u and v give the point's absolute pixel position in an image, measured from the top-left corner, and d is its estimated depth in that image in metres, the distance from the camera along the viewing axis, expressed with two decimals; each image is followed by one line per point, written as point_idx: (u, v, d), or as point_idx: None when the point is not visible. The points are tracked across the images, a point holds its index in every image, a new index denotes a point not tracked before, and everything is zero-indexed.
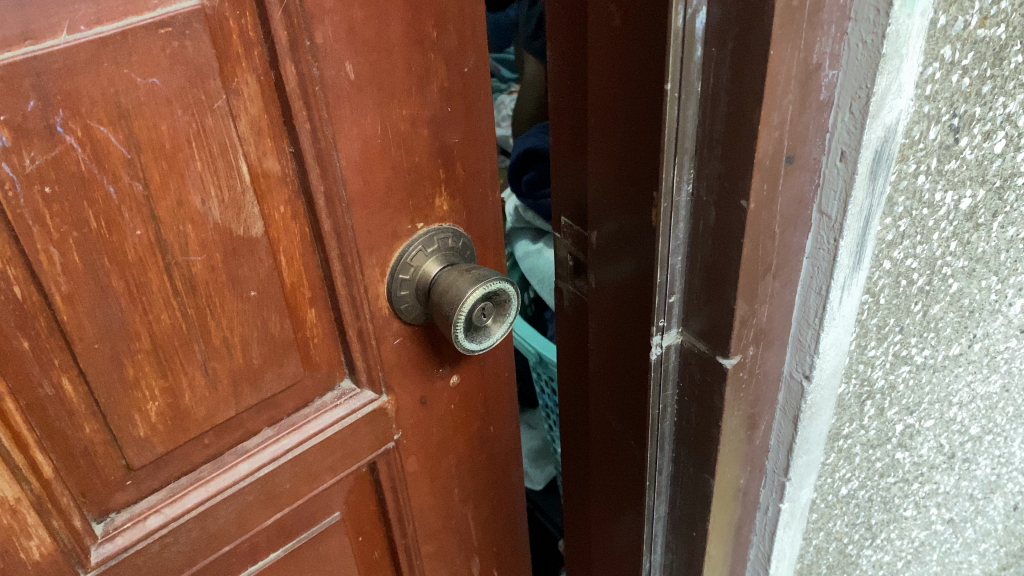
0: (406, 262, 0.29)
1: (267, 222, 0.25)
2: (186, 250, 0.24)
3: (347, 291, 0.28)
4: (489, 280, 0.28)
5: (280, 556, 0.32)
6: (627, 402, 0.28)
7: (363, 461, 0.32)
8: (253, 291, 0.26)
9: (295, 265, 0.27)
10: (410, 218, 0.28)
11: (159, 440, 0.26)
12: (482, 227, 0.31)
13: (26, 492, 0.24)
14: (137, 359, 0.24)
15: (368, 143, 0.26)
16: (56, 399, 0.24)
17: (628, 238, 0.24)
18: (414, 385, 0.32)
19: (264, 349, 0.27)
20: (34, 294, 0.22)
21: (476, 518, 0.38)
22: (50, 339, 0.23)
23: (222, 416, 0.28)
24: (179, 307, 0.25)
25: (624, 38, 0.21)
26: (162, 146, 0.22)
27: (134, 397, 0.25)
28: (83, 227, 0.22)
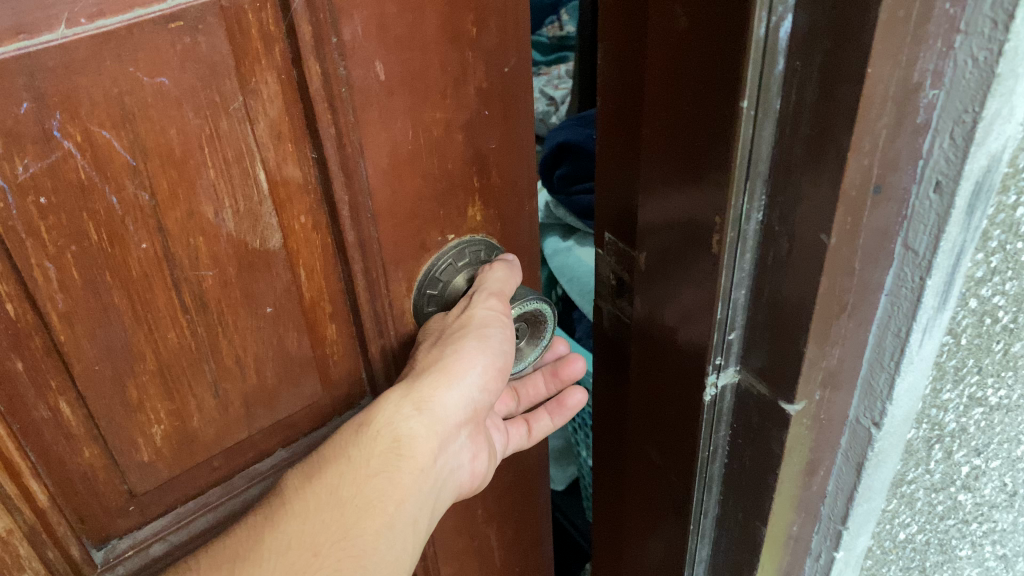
0: (435, 276, 0.27)
1: (286, 234, 0.23)
2: (196, 265, 0.22)
3: (371, 307, 0.26)
4: (524, 301, 0.27)
5: None
6: (672, 440, 0.26)
7: None
8: (269, 308, 0.24)
9: (315, 279, 0.25)
10: (441, 228, 0.26)
11: (164, 464, 0.24)
12: (517, 238, 0.29)
13: (18, 523, 0.22)
14: (141, 381, 0.23)
15: (397, 149, 0.24)
16: (53, 422, 0.22)
17: (682, 260, 0.22)
18: None
19: (280, 368, 0.25)
20: (28, 312, 0.20)
21: (499, 539, 0.36)
22: (46, 360, 0.21)
23: (234, 439, 0.26)
24: (189, 327, 0.23)
25: (691, 41, 0.19)
26: (171, 153, 0.20)
27: (138, 420, 0.23)
28: (83, 240, 0.20)
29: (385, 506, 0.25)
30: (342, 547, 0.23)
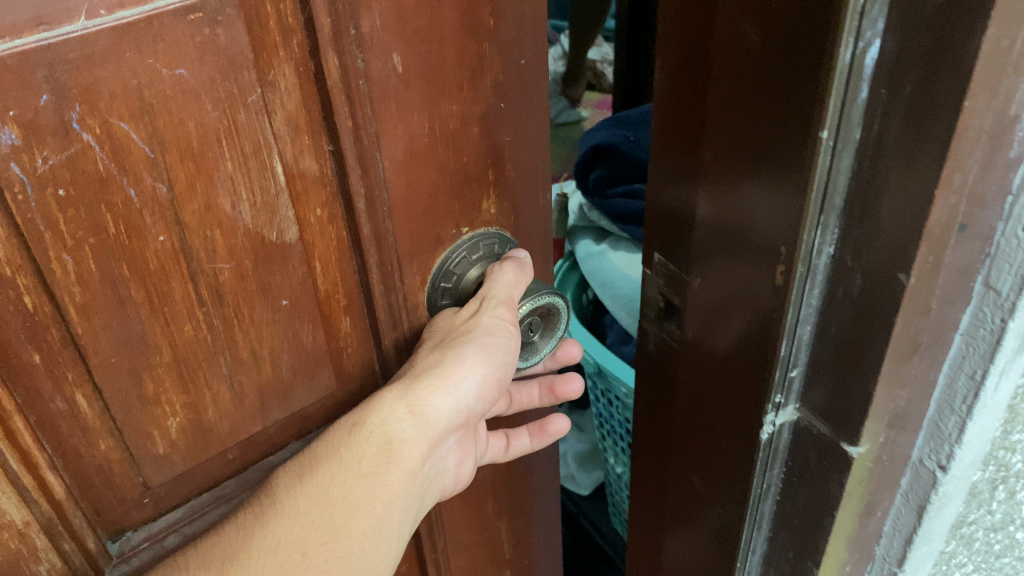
0: (449, 269, 0.27)
1: (302, 226, 0.23)
2: (213, 258, 0.22)
3: (385, 300, 0.26)
4: (536, 293, 0.27)
5: None
6: (717, 469, 0.29)
7: None
8: (285, 300, 0.24)
9: (330, 272, 0.25)
10: (455, 221, 0.26)
11: (179, 457, 0.24)
12: (531, 231, 0.29)
13: (35, 515, 0.22)
14: (157, 374, 0.23)
15: (414, 142, 0.23)
16: (69, 415, 0.22)
17: (749, 289, 0.24)
18: None
19: (295, 361, 0.25)
20: (45, 304, 0.20)
21: (509, 533, 0.36)
22: (63, 353, 0.21)
23: (248, 432, 0.26)
24: (206, 320, 0.23)
25: (767, 66, 0.21)
26: (189, 145, 0.20)
27: (154, 414, 0.23)
28: (101, 233, 0.20)
29: (373, 508, 0.25)
30: (330, 548, 0.24)
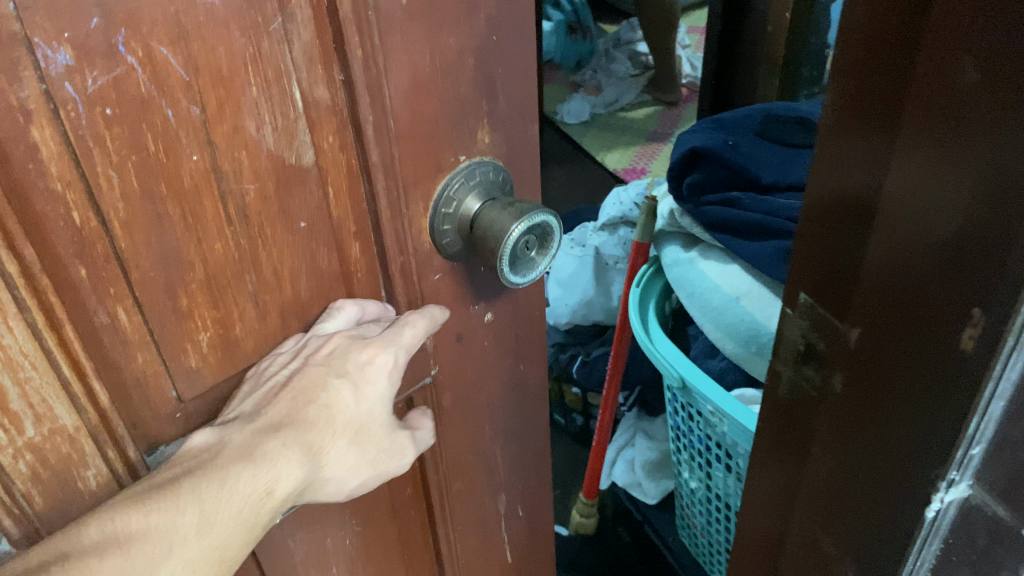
0: (448, 196, 0.29)
1: (316, 152, 0.25)
2: (240, 179, 0.24)
3: (393, 227, 0.28)
4: (532, 214, 0.28)
5: None
6: (860, 519, 0.31)
7: (399, 394, 0.32)
8: (303, 223, 0.26)
9: (342, 198, 0.27)
10: (454, 150, 0.28)
11: (209, 371, 0.27)
12: (523, 164, 0.31)
13: (84, 422, 0.24)
14: (190, 290, 0.24)
15: (417, 72, 0.25)
16: (112, 329, 0.23)
17: (932, 342, 0.25)
18: (451, 321, 0.32)
19: (311, 282, 0.28)
20: (91, 220, 0.21)
21: (502, 454, 0.40)
22: (108, 268, 0.22)
23: (270, 349, 0.28)
24: (236, 238, 0.25)
25: (994, 114, 0.21)
26: (219, 70, 0.22)
27: (187, 328, 0.25)
28: (142, 150, 0.21)
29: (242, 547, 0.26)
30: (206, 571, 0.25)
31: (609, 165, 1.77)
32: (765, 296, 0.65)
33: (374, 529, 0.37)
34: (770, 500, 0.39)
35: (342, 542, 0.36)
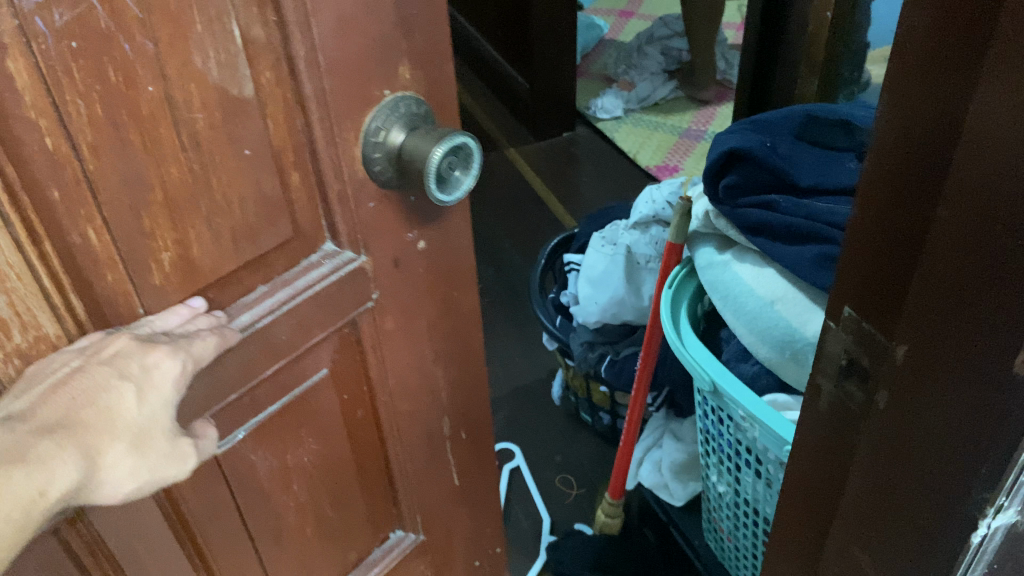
0: (375, 129, 0.38)
1: (256, 84, 0.33)
2: (192, 108, 0.32)
3: (328, 153, 0.37)
4: (448, 139, 0.37)
5: (278, 408, 0.46)
6: (895, 528, 0.34)
7: (346, 317, 0.44)
8: (247, 150, 0.34)
9: (282, 127, 0.35)
10: (379, 85, 0.37)
11: (173, 287, 0.36)
12: (442, 94, 0.40)
13: (61, 329, 0.33)
14: (152, 210, 0.33)
15: (342, 15, 0.34)
16: (83, 246, 0.32)
17: (973, 372, 0.27)
18: (390, 246, 0.44)
19: (259, 207, 0.36)
20: (63, 145, 0.29)
21: (444, 374, 0.55)
22: (78, 188, 0.30)
23: (225, 269, 0.37)
24: (188, 163, 0.33)
25: None
26: (170, 9, 0.29)
27: (151, 245, 0.34)
28: (105, 81, 0.29)
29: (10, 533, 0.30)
30: None
31: (643, 162, 1.96)
32: (799, 302, 0.71)
33: (333, 448, 0.51)
34: (801, 490, 0.43)
35: (303, 458, 0.50)
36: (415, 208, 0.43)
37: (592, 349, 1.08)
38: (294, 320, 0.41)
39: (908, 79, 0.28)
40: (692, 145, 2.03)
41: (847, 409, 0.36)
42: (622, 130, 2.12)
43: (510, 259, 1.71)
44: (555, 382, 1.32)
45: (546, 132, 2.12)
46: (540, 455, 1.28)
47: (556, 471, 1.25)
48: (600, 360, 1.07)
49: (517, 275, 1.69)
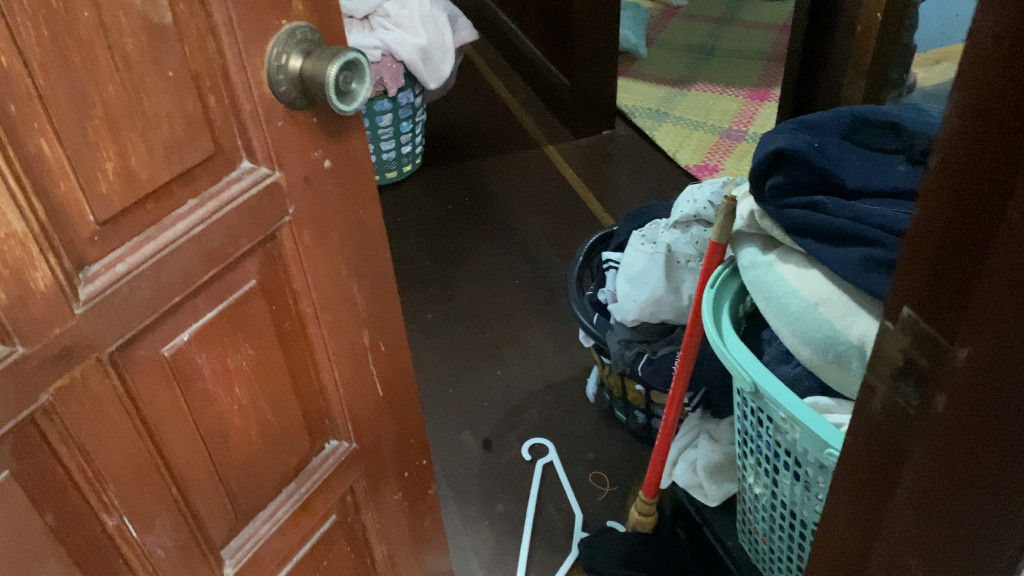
0: (278, 56, 0.56)
1: (172, 12, 0.50)
2: (121, 34, 0.47)
3: (239, 78, 0.55)
4: (339, 57, 0.56)
5: (214, 315, 0.63)
6: (971, 497, 0.39)
7: (266, 226, 0.62)
8: (170, 73, 0.51)
9: (201, 54, 0.53)
10: (277, 16, 0.56)
11: (115, 197, 0.51)
12: (325, 20, 0.59)
13: (27, 228, 0.47)
14: (93, 123, 0.48)
15: None
16: (39, 155, 0.46)
17: None
18: (296, 166, 0.62)
19: (183, 125, 0.53)
20: (18, 66, 0.43)
21: (359, 286, 0.74)
22: (31, 100, 0.45)
23: (160, 179, 0.54)
24: (121, 83, 0.49)
25: None
26: None
27: (97, 157, 0.49)
28: (49, 8, 0.44)
29: None
30: None
31: (683, 162, 2.41)
32: (837, 307, 0.99)
33: (263, 352, 0.68)
34: (852, 481, 0.47)
35: (241, 362, 0.67)
36: (315, 136, 0.62)
37: (629, 347, 1.41)
38: (219, 230, 0.59)
39: (965, 116, 0.31)
40: (730, 147, 2.51)
41: (899, 414, 0.41)
42: (662, 130, 2.60)
43: (546, 256, 2.10)
44: (591, 382, 1.69)
45: (585, 129, 2.58)
46: (571, 452, 1.63)
47: (589, 468, 1.59)
48: (636, 357, 1.41)
49: (554, 271, 2.05)
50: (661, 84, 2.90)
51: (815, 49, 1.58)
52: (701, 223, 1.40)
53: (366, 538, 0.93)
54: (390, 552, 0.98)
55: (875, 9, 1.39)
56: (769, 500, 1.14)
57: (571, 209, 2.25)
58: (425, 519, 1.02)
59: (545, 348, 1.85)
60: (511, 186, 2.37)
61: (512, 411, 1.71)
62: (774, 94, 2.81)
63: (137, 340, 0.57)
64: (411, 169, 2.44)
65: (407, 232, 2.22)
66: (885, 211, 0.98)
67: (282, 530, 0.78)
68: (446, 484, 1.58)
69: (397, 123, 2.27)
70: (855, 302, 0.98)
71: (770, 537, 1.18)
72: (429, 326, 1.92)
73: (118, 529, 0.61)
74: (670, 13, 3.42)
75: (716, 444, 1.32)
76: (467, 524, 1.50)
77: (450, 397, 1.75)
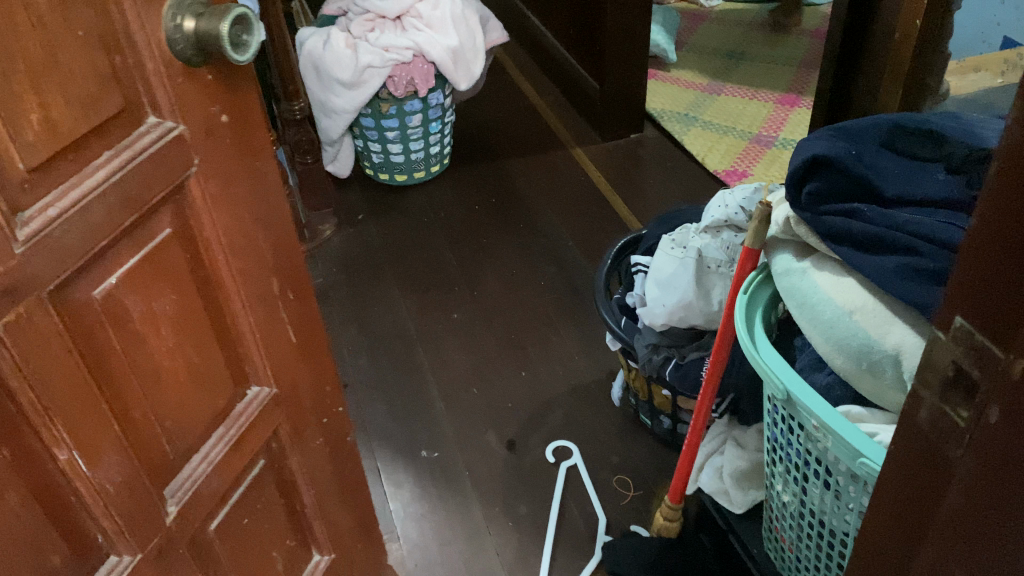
0: (173, 17, 0.59)
1: None
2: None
3: (144, 35, 0.58)
4: (230, 14, 0.60)
5: (136, 261, 0.64)
6: (1013, 514, 0.39)
7: (178, 177, 0.64)
8: (80, 32, 0.54)
9: (110, 11, 0.55)
10: None
11: (38, 145, 0.53)
12: None
13: None
14: (12, 75, 0.50)
15: None
16: None
17: None
18: (199, 121, 0.64)
19: (95, 78, 0.56)
20: None
21: (267, 239, 0.76)
22: None
23: (79, 130, 0.55)
24: (35, 36, 0.51)
25: None
26: None
27: (19, 106, 0.51)
28: None
29: None
30: None
31: (712, 167, 2.36)
32: (872, 315, 0.94)
33: (186, 300, 0.70)
34: (897, 490, 0.48)
35: (166, 308, 0.68)
36: (213, 92, 0.65)
37: (657, 352, 1.35)
38: (139, 167, 0.60)
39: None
40: (760, 152, 2.46)
41: (945, 424, 0.41)
42: (691, 134, 2.54)
43: (573, 259, 2.05)
44: (615, 386, 1.63)
45: (613, 131, 2.52)
46: (596, 455, 1.58)
47: (614, 472, 1.54)
48: (664, 362, 1.35)
49: (581, 273, 2.00)
50: (690, 88, 2.84)
51: (849, 59, 1.53)
52: (732, 229, 1.37)
53: (297, 486, 0.94)
54: (321, 502, 0.99)
55: (917, 14, 1.34)
56: (797, 508, 1.09)
57: (600, 211, 2.20)
58: (348, 470, 1.04)
59: (571, 351, 1.80)
60: (538, 187, 2.33)
61: (537, 413, 1.66)
62: (804, 101, 2.75)
63: (71, 278, 0.58)
64: (438, 170, 2.39)
65: (433, 231, 2.18)
66: (924, 221, 0.93)
67: (218, 471, 0.78)
68: (469, 483, 1.53)
69: (426, 123, 2.23)
70: (890, 311, 0.93)
71: (796, 545, 1.13)
72: (455, 326, 1.87)
73: (70, 464, 0.61)
74: (698, 19, 3.36)
75: (743, 450, 1.27)
76: (489, 525, 1.46)
77: (475, 396, 1.70)
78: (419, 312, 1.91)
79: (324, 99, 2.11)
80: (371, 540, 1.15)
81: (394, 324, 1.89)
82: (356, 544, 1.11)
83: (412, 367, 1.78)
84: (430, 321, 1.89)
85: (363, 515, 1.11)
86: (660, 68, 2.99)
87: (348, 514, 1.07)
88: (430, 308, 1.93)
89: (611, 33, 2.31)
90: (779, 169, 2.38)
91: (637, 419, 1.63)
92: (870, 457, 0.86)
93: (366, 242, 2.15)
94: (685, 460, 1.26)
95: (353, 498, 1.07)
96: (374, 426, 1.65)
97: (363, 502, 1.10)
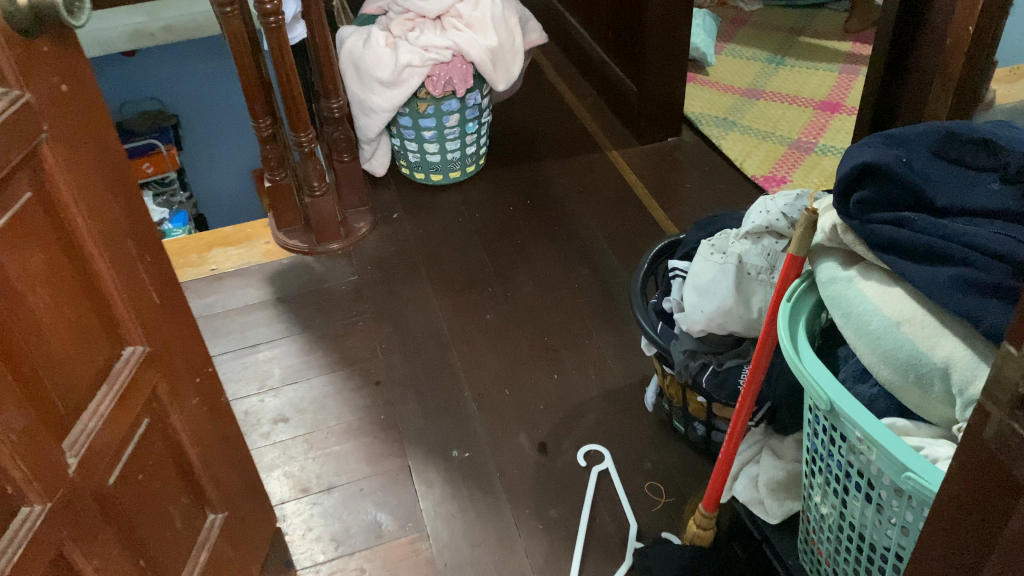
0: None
1: None
2: None
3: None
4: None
5: (9, 220, 0.70)
6: None
7: (35, 140, 0.71)
8: None
9: None
10: None
11: None
12: None
13: None
14: None
15: None
16: None
17: None
18: (44, 89, 0.72)
19: None
20: None
21: (122, 205, 0.84)
22: None
23: None
24: None
25: None
26: None
27: None
28: None
29: None
30: None
31: (749, 171, 2.28)
32: (924, 327, 0.87)
33: (57, 260, 0.76)
34: (964, 496, 0.52)
35: (42, 267, 0.74)
36: (53, 63, 0.73)
37: (695, 358, 1.29)
38: (3, 132, 0.67)
39: None
40: (800, 159, 2.37)
41: (1008, 438, 0.46)
42: (730, 138, 2.46)
43: (607, 261, 1.99)
44: (648, 392, 1.57)
45: (651, 134, 2.45)
46: (628, 461, 1.51)
47: (646, 478, 1.47)
48: (701, 368, 1.28)
49: (615, 277, 1.94)
50: (729, 91, 2.75)
51: (894, 79, 1.42)
52: (773, 235, 1.28)
53: (181, 443, 1.01)
54: (206, 457, 1.07)
55: (966, 23, 1.23)
56: (836, 522, 1.01)
57: (636, 214, 2.14)
58: (227, 430, 1.13)
59: (605, 355, 1.74)
60: (573, 188, 2.27)
61: (570, 416, 1.60)
62: (846, 106, 2.65)
63: None
64: (473, 170, 2.34)
65: (466, 230, 2.13)
66: (977, 232, 0.84)
67: (108, 426, 0.85)
68: (500, 484, 1.48)
69: (462, 124, 2.17)
70: (940, 322, 0.86)
71: (833, 559, 1.06)
72: (488, 327, 1.82)
73: None
74: (738, 22, 3.28)
75: (780, 460, 1.20)
76: (520, 528, 1.40)
77: (507, 398, 1.64)
78: (451, 312, 1.86)
79: (363, 98, 2.07)
80: (256, 498, 1.24)
81: (426, 323, 1.84)
82: (243, 500, 1.19)
83: (443, 365, 1.73)
84: (462, 321, 1.84)
85: (245, 473, 1.19)
86: (699, 71, 2.91)
87: (233, 472, 1.15)
88: (461, 308, 1.87)
89: (652, 32, 2.23)
90: (818, 175, 2.29)
91: (671, 427, 1.56)
92: (917, 473, 0.79)
93: (397, 240, 2.10)
94: (718, 470, 1.19)
95: (236, 455, 1.15)
96: (404, 424, 1.60)
97: (244, 461, 1.18)
